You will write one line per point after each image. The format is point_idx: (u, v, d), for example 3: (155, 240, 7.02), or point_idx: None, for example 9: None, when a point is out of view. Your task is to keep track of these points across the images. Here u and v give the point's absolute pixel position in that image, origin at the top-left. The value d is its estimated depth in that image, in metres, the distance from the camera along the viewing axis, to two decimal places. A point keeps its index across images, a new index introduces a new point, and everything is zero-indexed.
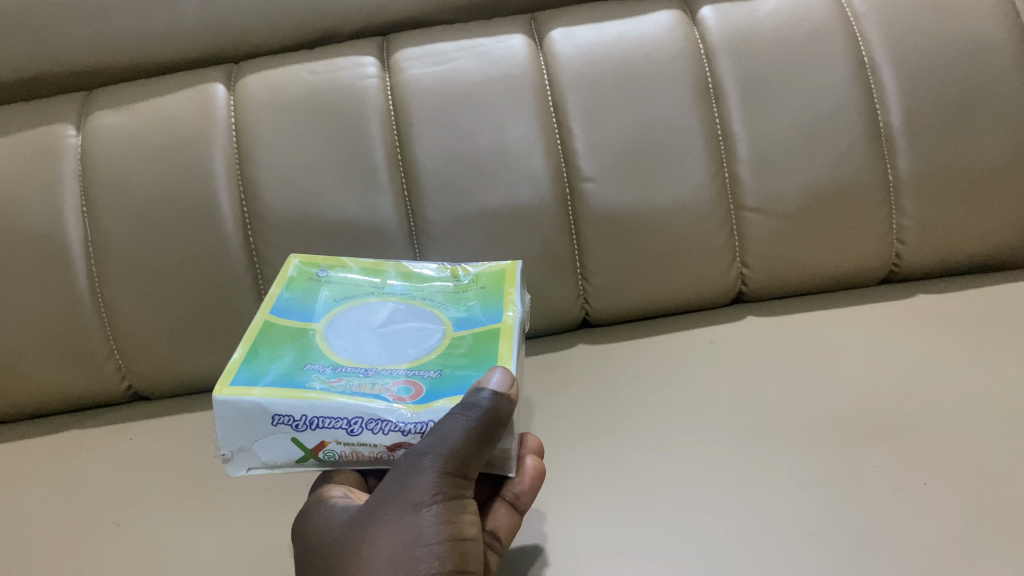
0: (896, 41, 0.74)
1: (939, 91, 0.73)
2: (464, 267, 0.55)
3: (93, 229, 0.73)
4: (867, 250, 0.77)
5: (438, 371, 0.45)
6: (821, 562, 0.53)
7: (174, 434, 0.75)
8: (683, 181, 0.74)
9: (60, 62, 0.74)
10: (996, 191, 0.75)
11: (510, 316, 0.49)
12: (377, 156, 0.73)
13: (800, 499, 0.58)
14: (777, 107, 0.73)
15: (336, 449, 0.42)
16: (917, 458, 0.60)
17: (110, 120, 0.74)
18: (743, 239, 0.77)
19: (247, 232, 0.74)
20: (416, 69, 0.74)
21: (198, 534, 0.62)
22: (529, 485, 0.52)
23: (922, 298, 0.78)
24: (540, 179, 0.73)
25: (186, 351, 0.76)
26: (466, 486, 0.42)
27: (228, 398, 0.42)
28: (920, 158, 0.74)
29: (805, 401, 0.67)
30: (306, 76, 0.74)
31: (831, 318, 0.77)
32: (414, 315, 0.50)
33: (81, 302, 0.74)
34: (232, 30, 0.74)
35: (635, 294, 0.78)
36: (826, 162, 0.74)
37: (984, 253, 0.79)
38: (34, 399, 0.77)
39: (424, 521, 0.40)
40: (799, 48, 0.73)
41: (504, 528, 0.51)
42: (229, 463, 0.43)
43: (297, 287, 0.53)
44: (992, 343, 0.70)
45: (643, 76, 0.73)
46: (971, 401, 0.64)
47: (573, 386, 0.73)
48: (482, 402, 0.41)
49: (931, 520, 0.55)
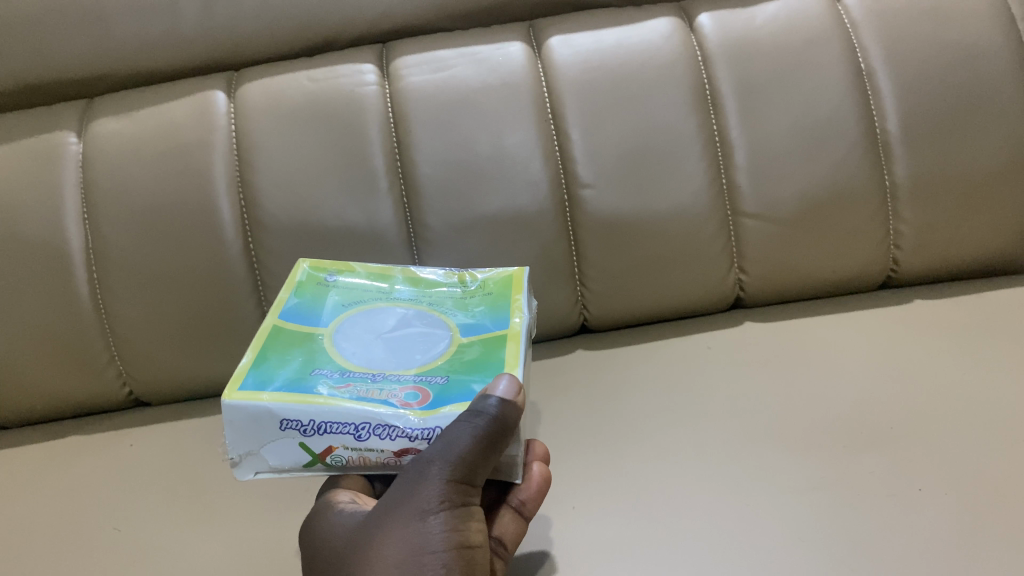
0: (891, 49, 0.75)
1: (934, 98, 0.74)
2: (471, 273, 0.55)
3: (94, 236, 0.73)
4: (864, 256, 0.78)
5: (445, 377, 0.45)
6: (819, 564, 0.53)
7: (173, 440, 0.74)
8: (682, 187, 0.74)
9: (60, 69, 0.74)
10: (991, 197, 0.76)
11: (517, 322, 0.49)
12: (377, 164, 0.73)
13: (798, 503, 0.58)
14: (775, 114, 0.74)
15: (344, 454, 0.43)
16: (913, 462, 0.60)
17: (112, 126, 0.74)
18: (741, 244, 0.77)
19: (247, 239, 0.74)
20: (416, 77, 0.74)
21: (197, 542, 0.62)
22: (535, 491, 0.53)
23: (918, 303, 0.79)
24: (539, 186, 0.74)
25: (186, 358, 0.76)
26: (472, 492, 0.42)
27: (236, 402, 0.42)
28: (916, 164, 0.75)
29: (804, 404, 0.67)
30: (306, 83, 0.74)
31: (829, 323, 0.78)
32: (422, 320, 0.50)
33: (81, 308, 0.74)
34: (233, 37, 0.75)
35: (635, 301, 0.79)
36: (822, 168, 0.75)
37: (981, 259, 0.80)
38: (34, 405, 0.77)
39: (431, 527, 0.40)
40: (796, 55, 0.74)
41: (510, 534, 0.52)
42: (236, 466, 0.43)
43: (306, 290, 0.53)
44: (988, 347, 0.71)
45: (642, 84, 0.74)
46: (968, 405, 0.65)
47: (573, 392, 0.73)
48: (490, 409, 0.41)
49: (927, 524, 0.55)
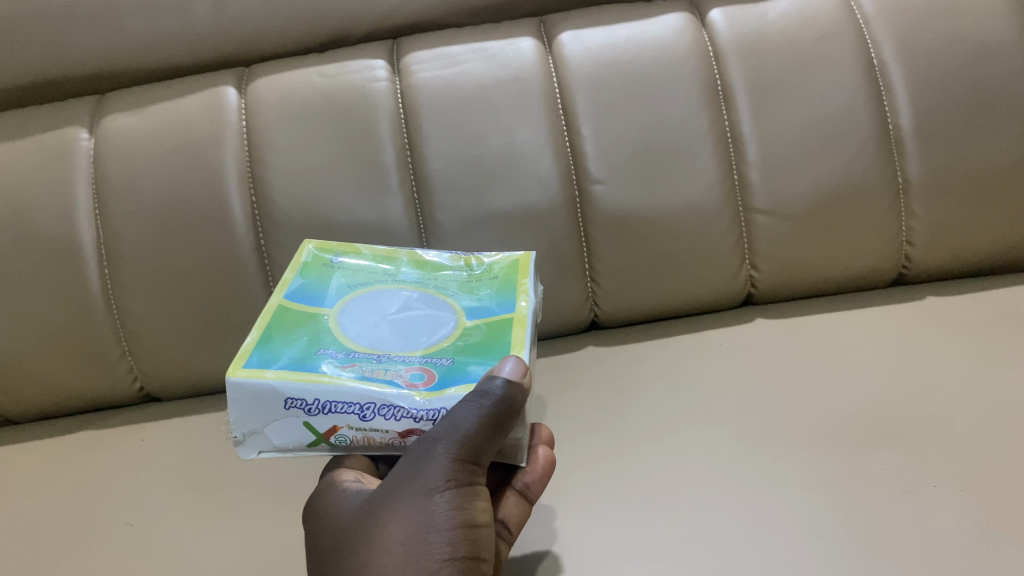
0: (906, 44, 0.74)
1: (948, 94, 0.73)
2: (478, 257, 0.55)
3: (105, 229, 0.74)
4: (878, 253, 0.77)
5: (451, 359, 0.44)
6: (831, 562, 0.52)
7: (183, 433, 0.74)
8: (692, 182, 0.74)
9: (74, 67, 0.75)
10: (1007, 193, 0.75)
11: (524, 306, 0.49)
12: (387, 157, 0.73)
13: (810, 501, 0.57)
14: (787, 111, 0.73)
15: (348, 434, 0.42)
16: (928, 460, 0.59)
17: (124, 122, 0.74)
18: (752, 240, 0.77)
19: (257, 233, 0.74)
20: (425, 72, 0.74)
21: (203, 534, 0.62)
22: (540, 474, 0.52)
23: (934, 300, 0.78)
24: (549, 181, 0.73)
25: (195, 352, 0.77)
26: (478, 473, 0.41)
27: (241, 380, 0.41)
28: (930, 160, 0.74)
29: (817, 402, 0.66)
30: (316, 79, 0.74)
31: (842, 319, 0.77)
32: (427, 303, 0.50)
33: (92, 302, 0.74)
34: (245, 34, 0.75)
35: (646, 296, 0.78)
36: (834, 164, 0.74)
37: (997, 255, 0.78)
38: (46, 399, 0.78)
39: (437, 506, 0.39)
40: (809, 50, 0.74)
41: (514, 517, 0.51)
42: (240, 445, 0.43)
43: (312, 272, 0.53)
44: (1004, 344, 0.70)
45: (652, 80, 0.73)
46: (984, 402, 0.64)
47: (582, 387, 0.72)
48: (496, 390, 0.40)
49: (941, 522, 0.54)
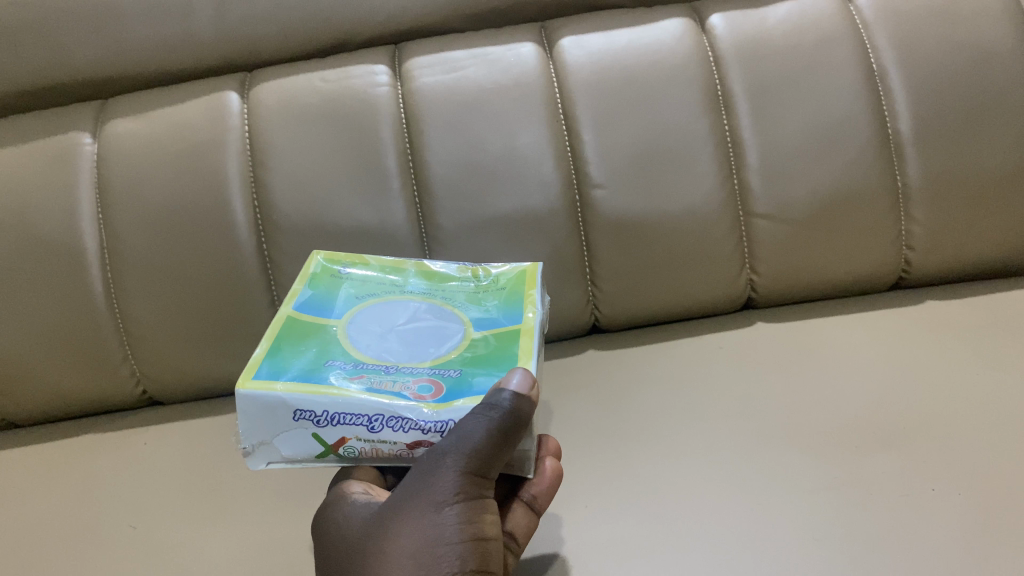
0: (904, 49, 0.75)
1: (947, 99, 0.74)
2: (485, 268, 0.56)
3: (108, 233, 0.74)
4: (878, 257, 0.78)
5: (458, 371, 0.45)
6: (828, 565, 0.53)
7: (186, 437, 0.75)
8: (693, 188, 0.74)
9: (75, 71, 0.75)
10: (1004, 198, 0.76)
11: (531, 317, 0.49)
12: (388, 163, 0.74)
13: (809, 504, 0.57)
14: (787, 115, 0.74)
15: (356, 445, 0.43)
16: (927, 464, 0.59)
17: (127, 126, 0.75)
18: (752, 245, 0.77)
19: (260, 238, 0.75)
20: (427, 77, 0.74)
21: (206, 539, 0.62)
22: (547, 486, 0.53)
23: (933, 304, 0.78)
24: (550, 186, 0.74)
25: (198, 356, 0.77)
26: (486, 485, 0.42)
27: (250, 392, 0.42)
28: (930, 165, 0.75)
29: (816, 406, 0.66)
30: (317, 84, 0.75)
31: (842, 323, 0.77)
32: (435, 314, 0.50)
33: (96, 306, 0.75)
34: (246, 39, 0.76)
35: (646, 301, 0.78)
36: (833, 168, 0.74)
37: (996, 259, 0.79)
38: (48, 403, 0.78)
39: (446, 519, 0.40)
40: (808, 55, 0.74)
41: (522, 528, 0.51)
42: (249, 456, 0.43)
43: (321, 283, 0.53)
44: (1001, 349, 0.70)
45: (653, 85, 0.74)
46: (981, 407, 0.64)
47: (583, 391, 0.73)
48: (504, 402, 0.41)
49: (937, 526, 0.55)
